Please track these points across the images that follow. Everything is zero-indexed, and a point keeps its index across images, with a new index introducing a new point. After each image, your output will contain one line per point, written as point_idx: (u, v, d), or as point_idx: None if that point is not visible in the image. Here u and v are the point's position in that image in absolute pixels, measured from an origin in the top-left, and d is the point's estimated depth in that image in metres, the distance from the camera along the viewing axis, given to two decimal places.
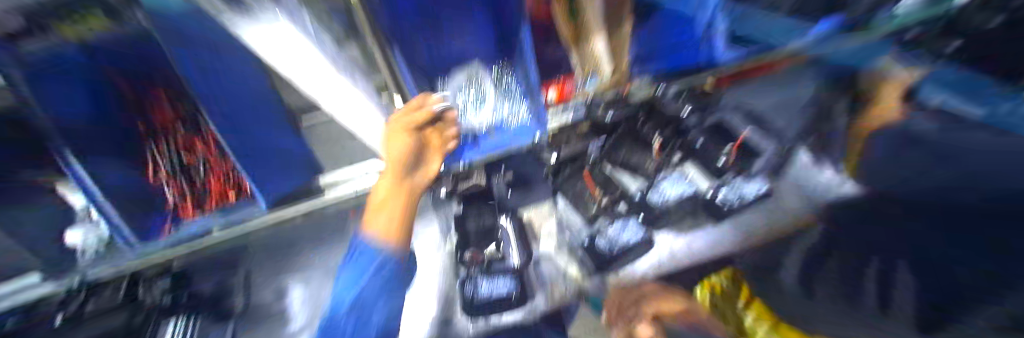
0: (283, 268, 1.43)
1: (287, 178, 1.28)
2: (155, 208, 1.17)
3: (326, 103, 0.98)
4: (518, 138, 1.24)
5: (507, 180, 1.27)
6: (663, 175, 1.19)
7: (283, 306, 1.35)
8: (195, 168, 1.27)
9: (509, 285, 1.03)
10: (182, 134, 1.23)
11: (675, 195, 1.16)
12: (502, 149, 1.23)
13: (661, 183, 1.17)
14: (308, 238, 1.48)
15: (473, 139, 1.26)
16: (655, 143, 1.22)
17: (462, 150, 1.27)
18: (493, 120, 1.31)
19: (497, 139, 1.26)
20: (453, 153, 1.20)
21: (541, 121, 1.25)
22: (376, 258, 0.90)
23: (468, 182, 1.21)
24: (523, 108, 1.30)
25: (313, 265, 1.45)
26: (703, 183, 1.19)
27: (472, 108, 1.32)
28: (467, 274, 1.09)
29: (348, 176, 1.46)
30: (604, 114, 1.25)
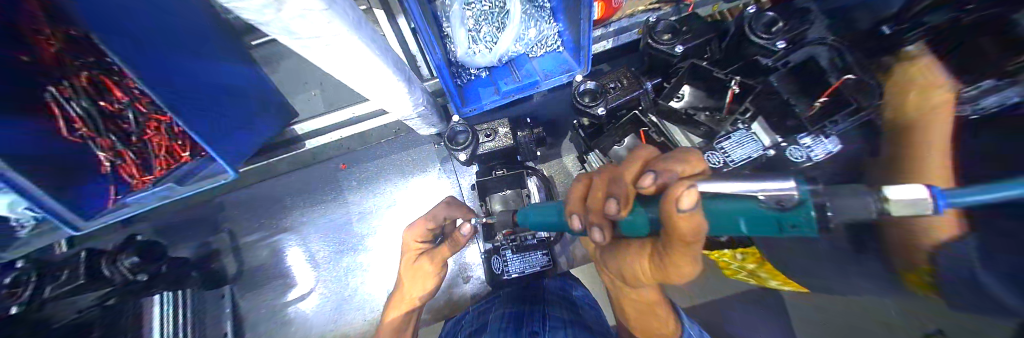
0: (274, 224, 1.34)
1: (252, 127, 1.00)
2: (88, 171, 0.88)
3: (329, 67, 0.56)
4: (551, 77, 1.03)
5: (536, 137, 1.03)
6: (728, 131, 0.94)
7: (284, 264, 1.31)
8: (123, 115, 0.94)
9: (537, 264, 0.95)
10: (86, 74, 0.88)
11: (743, 156, 0.91)
12: (526, 91, 1.03)
13: (727, 142, 0.92)
14: (303, 191, 1.36)
15: (493, 76, 1.08)
16: (732, 88, 0.93)
17: (475, 92, 1.06)
18: (515, 50, 1.03)
19: (523, 76, 1.05)
20: (463, 98, 1.02)
21: (579, 60, 1.02)
22: None
23: (489, 140, 0.94)
24: (553, 34, 1.06)
25: (309, 223, 1.34)
26: (765, 139, 0.93)
27: (493, 32, 1.01)
28: (495, 244, 1.04)
29: (326, 123, 1.20)
30: (672, 46, 0.94)
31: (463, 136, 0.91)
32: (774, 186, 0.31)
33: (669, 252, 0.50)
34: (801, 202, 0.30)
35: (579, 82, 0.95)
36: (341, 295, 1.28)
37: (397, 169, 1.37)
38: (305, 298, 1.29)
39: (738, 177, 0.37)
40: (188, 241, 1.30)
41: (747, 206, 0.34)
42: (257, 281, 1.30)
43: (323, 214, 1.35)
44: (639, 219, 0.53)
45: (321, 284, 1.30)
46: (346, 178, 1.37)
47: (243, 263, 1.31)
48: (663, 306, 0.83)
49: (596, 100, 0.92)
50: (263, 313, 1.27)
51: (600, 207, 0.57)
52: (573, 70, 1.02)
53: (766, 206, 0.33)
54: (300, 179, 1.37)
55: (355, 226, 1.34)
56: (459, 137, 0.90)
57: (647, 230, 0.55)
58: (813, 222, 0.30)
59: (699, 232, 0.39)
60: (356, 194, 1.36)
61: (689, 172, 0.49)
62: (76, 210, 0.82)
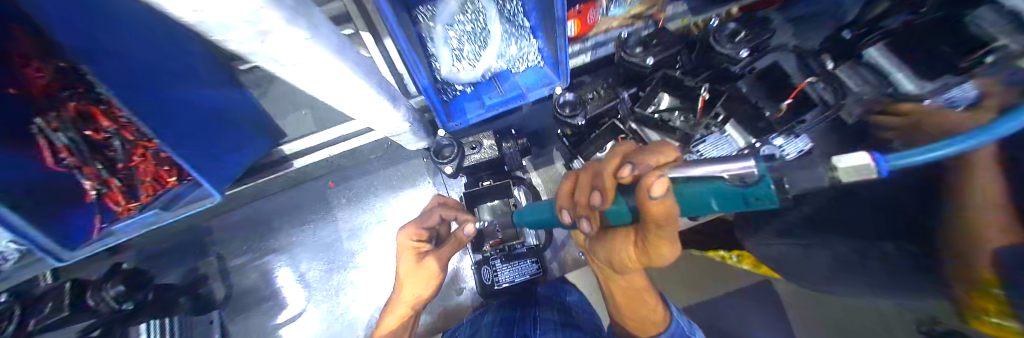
0: (264, 245, 1.33)
1: (241, 149, 1.03)
2: (72, 199, 0.89)
3: (316, 92, 0.60)
4: (533, 90, 1.07)
5: (521, 147, 1.06)
6: (701, 135, 0.99)
7: (274, 284, 1.30)
8: (107, 142, 0.95)
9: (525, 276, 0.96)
10: (73, 104, 0.89)
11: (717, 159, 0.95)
12: (510, 105, 1.06)
13: (702, 145, 0.97)
14: (293, 209, 1.37)
15: (477, 90, 1.11)
16: (702, 96, 0.99)
17: (460, 107, 1.09)
18: (498, 66, 1.09)
19: (506, 90, 1.09)
20: (448, 113, 1.06)
21: (558, 73, 1.07)
22: None
23: (474, 153, 0.97)
24: (533, 50, 1.12)
25: (300, 241, 1.34)
26: (739, 141, 0.96)
27: (476, 51, 1.06)
28: (484, 255, 1.05)
29: (315, 143, 1.21)
30: (643, 58, 1.00)
31: (449, 150, 0.94)
32: (738, 166, 0.40)
33: (645, 234, 0.53)
34: (759, 178, 0.39)
35: (558, 94, 1.00)
36: (333, 312, 1.27)
37: (388, 183, 1.39)
38: (296, 318, 1.27)
39: (705, 162, 0.45)
40: (176, 267, 1.29)
41: (716, 186, 0.44)
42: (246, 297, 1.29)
43: (313, 233, 1.35)
44: (623, 208, 0.58)
45: (312, 303, 1.28)
46: (338, 194, 1.39)
47: (233, 284, 1.29)
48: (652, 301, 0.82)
49: (574, 111, 0.96)
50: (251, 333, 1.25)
51: (586, 200, 0.62)
52: (553, 82, 1.07)
53: (735, 184, 0.41)
54: (290, 199, 1.37)
55: (346, 242, 1.34)
56: (443, 149, 0.93)
57: (631, 217, 0.60)
58: (770, 193, 0.40)
59: (670, 213, 0.46)
60: (347, 210, 1.37)
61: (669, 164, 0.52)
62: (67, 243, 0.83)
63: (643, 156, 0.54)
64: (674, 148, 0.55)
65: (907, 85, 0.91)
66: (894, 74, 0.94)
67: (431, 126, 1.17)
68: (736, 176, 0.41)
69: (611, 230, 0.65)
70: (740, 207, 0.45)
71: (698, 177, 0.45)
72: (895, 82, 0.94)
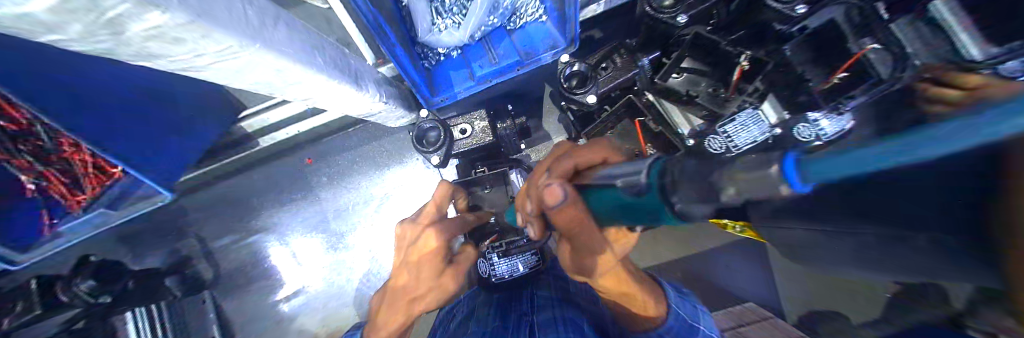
0: (246, 226, 1.27)
1: (189, 133, 0.92)
2: None
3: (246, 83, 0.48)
4: (532, 55, 0.88)
5: (518, 127, 0.92)
6: (732, 113, 0.84)
7: (264, 263, 1.27)
8: (32, 133, 0.81)
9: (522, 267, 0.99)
10: None
11: (748, 141, 0.83)
12: (505, 75, 0.88)
13: (731, 125, 0.83)
14: (271, 190, 1.26)
15: (465, 56, 0.91)
16: (740, 68, 0.80)
17: (445, 76, 0.91)
18: (489, 24, 0.87)
19: (500, 56, 0.90)
20: (430, 85, 0.88)
21: (564, 33, 0.87)
22: None
23: (464, 137, 0.82)
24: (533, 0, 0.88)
25: (283, 221, 1.27)
26: (772, 117, 0.83)
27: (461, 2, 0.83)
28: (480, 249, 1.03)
29: (280, 117, 1.03)
30: (676, 15, 0.79)
31: (433, 135, 0.79)
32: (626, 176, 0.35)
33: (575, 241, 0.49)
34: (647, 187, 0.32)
35: (565, 63, 0.81)
36: (327, 290, 1.26)
37: (371, 161, 1.26)
38: (292, 294, 1.27)
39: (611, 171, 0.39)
40: (158, 248, 1.24)
41: (613, 193, 0.36)
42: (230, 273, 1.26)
43: (297, 214, 1.27)
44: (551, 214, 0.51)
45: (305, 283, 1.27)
46: (317, 172, 1.26)
47: (219, 263, 1.26)
48: (647, 298, 0.70)
49: (585, 85, 0.80)
50: (247, 307, 1.26)
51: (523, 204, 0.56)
52: (558, 45, 0.87)
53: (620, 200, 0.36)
54: (264, 177, 1.26)
55: (334, 223, 1.27)
56: (430, 136, 0.78)
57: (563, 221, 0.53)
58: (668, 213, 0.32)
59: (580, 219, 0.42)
60: (330, 190, 1.27)
61: (602, 165, 0.45)
62: (16, 246, 0.83)
63: (565, 159, 0.48)
64: (602, 149, 0.48)
65: (974, 50, 0.73)
66: (958, 34, 0.75)
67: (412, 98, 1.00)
68: (635, 184, 0.33)
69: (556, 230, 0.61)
70: (646, 221, 0.37)
71: (602, 181, 0.38)
72: (956, 45, 0.75)
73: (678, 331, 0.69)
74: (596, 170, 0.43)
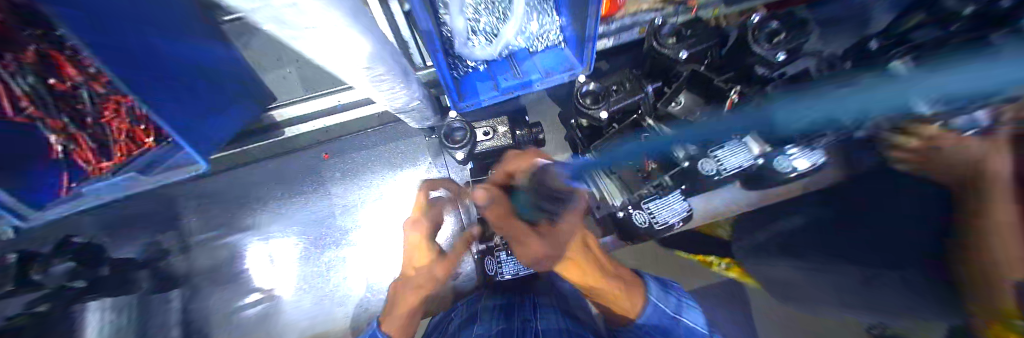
0: (252, 214, 1.28)
1: (225, 112, 0.94)
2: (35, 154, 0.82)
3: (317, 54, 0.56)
4: (553, 74, 1.00)
5: (535, 136, 1.00)
6: (721, 141, 0.97)
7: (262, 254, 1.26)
8: (77, 95, 0.85)
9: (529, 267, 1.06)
10: (34, 50, 0.77)
11: (735, 165, 0.93)
12: (526, 89, 0.99)
13: (721, 151, 0.94)
14: (284, 181, 1.29)
15: (491, 70, 1.03)
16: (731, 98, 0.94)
17: (473, 85, 1.01)
18: (516, 44, 1.00)
19: (523, 72, 1.01)
20: (459, 91, 0.98)
21: (581, 58, 1.00)
22: None
23: (488, 139, 0.91)
24: (555, 29, 1.02)
25: (290, 212, 1.28)
26: (756, 148, 0.95)
27: (495, 24, 0.96)
28: (490, 245, 1.09)
29: (309, 109, 1.11)
30: (677, 51, 0.92)
31: (459, 134, 0.86)
32: None
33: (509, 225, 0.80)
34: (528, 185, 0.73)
35: (581, 82, 0.92)
36: (321, 287, 1.24)
37: (386, 161, 1.31)
38: (284, 289, 1.24)
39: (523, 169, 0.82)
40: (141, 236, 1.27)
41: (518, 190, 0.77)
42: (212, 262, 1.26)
43: (304, 206, 1.29)
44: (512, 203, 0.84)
45: (300, 278, 1.25)
46: (332, 167, 1.31)
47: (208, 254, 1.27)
48: (622, 291, 0.72)
49: (597, 103, 0.89)
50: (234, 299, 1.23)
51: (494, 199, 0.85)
52: (575, 68, 1.00)
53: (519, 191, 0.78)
54: (280, 168, 1.30)
55: (340, 218, 1.29)
56: (456, 135, 0.85)
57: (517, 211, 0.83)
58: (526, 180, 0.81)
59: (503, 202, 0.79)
60: (341, 185, 1.30)
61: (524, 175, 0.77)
62: (29, 203, 0.83)
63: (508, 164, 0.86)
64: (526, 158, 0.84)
65: (928, 108, 0.90)
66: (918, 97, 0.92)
67: (440, 103, 1.10)
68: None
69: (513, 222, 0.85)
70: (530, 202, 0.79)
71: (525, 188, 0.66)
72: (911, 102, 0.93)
73: (665, 326, 0.71)
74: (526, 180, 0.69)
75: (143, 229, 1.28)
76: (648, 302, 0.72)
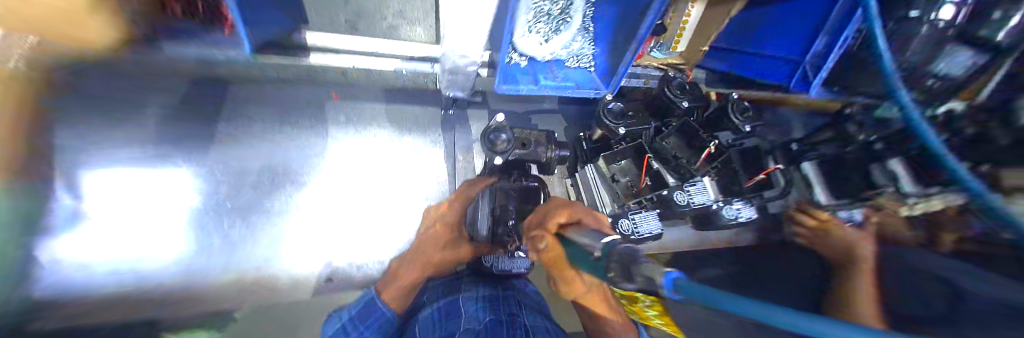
0: (224, 128, 1.12)
1: (267, 19, 0.91)
2: None
3: None
4: (582, 88, 1.17)
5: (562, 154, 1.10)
6: (692, 181, 1.19)
7: (218, 176, 1.08)
8: None
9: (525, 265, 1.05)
10: None
11: (700, 202, 1.16)
12: (559, 91, 1.13)
13: (693, 188, 1.17)
14: (274, 108, 1.18)
15: (530, 67, 1.15)
16: (708, 148, 1.15)
17: (514, 74, 1.11)
18: (558, 54, 1.16)
19: (558, 78, 1.15)
20: (503, 75, 1.07)
21: (607, 82, 1.19)
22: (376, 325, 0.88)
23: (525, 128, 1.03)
24: (590, 53, 1.21)
25: (270, 139, 1.15)
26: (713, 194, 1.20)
27: (550, 30, 1.07)
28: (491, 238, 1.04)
29: (348, 46, 1.07)
30: (680, 100, 1.19)
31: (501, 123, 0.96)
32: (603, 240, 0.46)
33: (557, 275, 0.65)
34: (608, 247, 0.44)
35: (608, 100, 1.12)
36: (280, 231, 1.09)
37: (396, 120, 1.29)
38: (231, 222, 1.06)
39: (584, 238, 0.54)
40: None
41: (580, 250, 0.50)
42: (147, 175, 1.04)
43: (290, 137, 1.17)
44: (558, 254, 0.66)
45: (256, 214, 1.09)
46: (336, 109, 1.24)
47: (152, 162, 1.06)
48: (619, 323, 0.72)
49: (620, 121, 1.08)
50: (163, 221, 1.02)
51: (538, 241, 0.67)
52: (600, 89, 1.20)
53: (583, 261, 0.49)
54: (277, 93, 1.20)
55: (327, 163, 1.18)
56: (501, 140, 0.86)
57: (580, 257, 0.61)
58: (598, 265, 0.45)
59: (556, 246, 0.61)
60: (341, 130, 1.23)
61: (576, 224, 0.61)
62: None
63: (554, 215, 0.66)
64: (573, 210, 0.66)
65: (821, 198, 1.33)
66: (815, 186, 1.35)
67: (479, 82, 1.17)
68: (592, 248, 0.45)
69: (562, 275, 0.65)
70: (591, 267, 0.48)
71: (572, 239, 0.54)
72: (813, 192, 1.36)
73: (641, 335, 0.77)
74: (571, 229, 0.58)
75: (54, 110, 1.01)
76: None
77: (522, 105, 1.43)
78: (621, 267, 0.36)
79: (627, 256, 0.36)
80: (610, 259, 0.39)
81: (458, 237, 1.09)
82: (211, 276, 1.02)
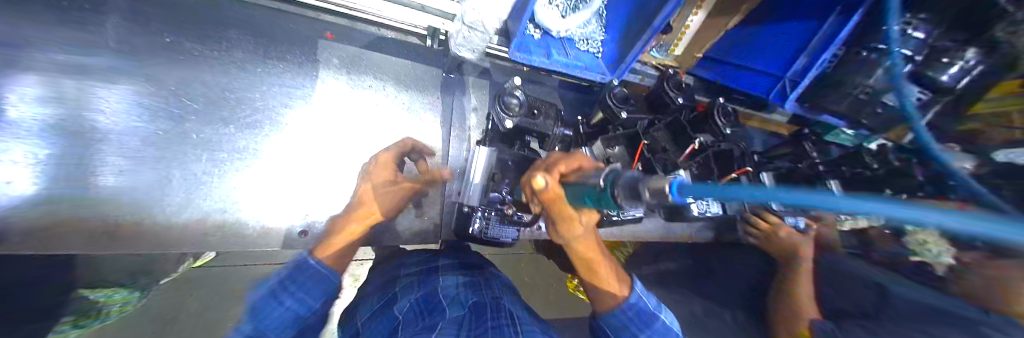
0: (189, 52, 0.97)
1: None
2: None
3: None
4: (589, 70, 1.19)
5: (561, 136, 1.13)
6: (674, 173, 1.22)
7: (178, 103, 0.93)
8: None
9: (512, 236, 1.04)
10: None
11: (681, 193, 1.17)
12: (570, 69, 1.15)
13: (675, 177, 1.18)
14: (252, 38, 1.05)
15: (542, 40, 1.15)
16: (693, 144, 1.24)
17: (529, 46, 1.10)
18: (571, 32, 1.17)
19: (569, 56, 1.17)
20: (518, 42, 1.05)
21: (612, 69, 1.25)
22: (315, 281, 0.81)
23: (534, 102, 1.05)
24: (599, 37, 1.24)
25: (247, 72, 1.02)
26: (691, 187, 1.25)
27: (568, 7, 1.11)
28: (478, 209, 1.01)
29: None
30: (676, 96, 1.26)
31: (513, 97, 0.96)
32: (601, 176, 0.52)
33: (557, 216, 0.65)
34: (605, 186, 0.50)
35: (614, 85, 1.16)
36: (252, 172, 0.98)
37: (393, 74, 1.20)
38: (192, 155, 0.92)
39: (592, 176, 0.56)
40: None
41: (587, 189, 0.54)
42: (68, 87, 0.83)
43: (271, 73, 1.05)
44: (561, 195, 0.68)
45: (222, 153, 0.96)
46: (328, 49, 1.13)
47: (86, 74, 0.86)
48: (614, 275, 0.80)
49: (624, 106, 1.14)
50: (90, 144, 0.83)
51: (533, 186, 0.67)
52: (606, 75, 1.23)
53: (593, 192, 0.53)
54: (257, 23, 1.07)
55: (315, 106, 1.08)
56: (514, 103, 0.94)
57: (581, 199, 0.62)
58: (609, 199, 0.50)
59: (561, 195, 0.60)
60: (332, 72, 1.12)
61: (577, 170, 0.63)
62: None
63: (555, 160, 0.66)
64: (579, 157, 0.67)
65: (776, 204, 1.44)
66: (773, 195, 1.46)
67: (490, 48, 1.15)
68: (595, 181, 0.52)
69: (561, 216, 0.65)
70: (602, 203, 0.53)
71: (579, 180, 0.57)
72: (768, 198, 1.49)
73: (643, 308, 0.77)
74: (574, 174, 0.61)
75: None
76: (634, 291, 0.79)
77: (525, 82, 1.42)
78: (627, 188, 0.46)
79: (630, 182, 0.45)
80: (616, 187, 0.48)
81: (391, 186, 0.97)
82: (164, 218, 0.87)
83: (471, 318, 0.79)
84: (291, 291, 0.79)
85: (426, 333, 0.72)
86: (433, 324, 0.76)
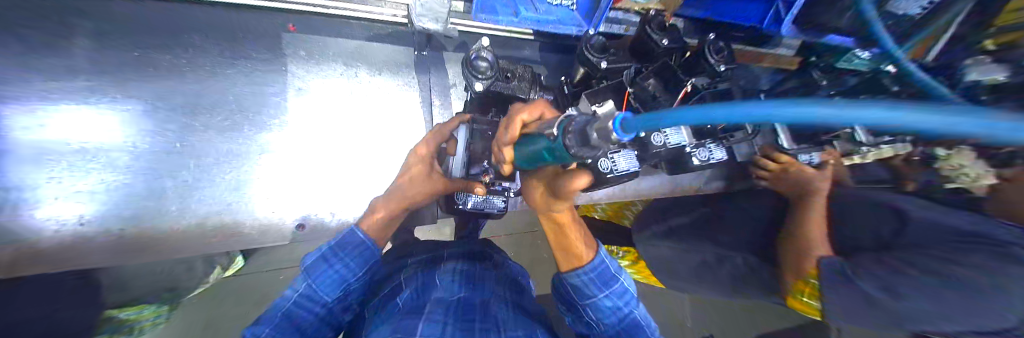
0: (160, 60, 0.97)
1: None
2: None
3: None
4: (563, 24, 1.17)
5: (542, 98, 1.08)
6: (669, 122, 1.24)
7: (158, 113, 0.95)
8: None
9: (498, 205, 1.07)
10: None
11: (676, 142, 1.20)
12: (542, 25, 1.12)
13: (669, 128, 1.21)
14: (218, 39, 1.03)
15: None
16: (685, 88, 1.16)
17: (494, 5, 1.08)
18: None
19: (540, 11, 1.11)
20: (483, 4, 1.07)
21: (589, 20, 1.19)
22: (353, 254, 0.88)
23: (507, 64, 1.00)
24: None
25: (220, 74, 1.02)
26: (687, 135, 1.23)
27: None
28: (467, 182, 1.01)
29: None
30: (661, 38, 1.16)
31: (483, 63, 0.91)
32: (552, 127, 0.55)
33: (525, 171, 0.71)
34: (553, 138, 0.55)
35: (591, 34, 1.10)
36: (239, 175, 1.00)
37: (365, 59, 1.18)
38: (185, 165, 0.96)
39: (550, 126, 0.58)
40: None
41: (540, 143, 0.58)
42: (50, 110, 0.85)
43: (243, 73, 1.05)
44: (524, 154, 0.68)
45: (208, 157, 0.98)
46: (295, 42, 1.11)
47: (63, 94, 0.87)
48: (584, 241, 0.84)
49: (602, 55, 1.08)
50: (84, 163, 0.87)
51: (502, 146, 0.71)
52: (583, 26, 1.19)
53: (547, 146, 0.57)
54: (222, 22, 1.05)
55: (288, 101, 1.08)
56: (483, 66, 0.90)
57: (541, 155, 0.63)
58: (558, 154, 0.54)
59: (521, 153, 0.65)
60: (302, 66, 1.11)
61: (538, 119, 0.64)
62: None
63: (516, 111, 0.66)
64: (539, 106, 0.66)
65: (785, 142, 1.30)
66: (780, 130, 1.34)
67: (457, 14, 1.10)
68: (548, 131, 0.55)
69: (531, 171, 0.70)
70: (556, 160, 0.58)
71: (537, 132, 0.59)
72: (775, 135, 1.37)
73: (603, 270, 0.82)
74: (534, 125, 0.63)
75: None
76: (598, 255, 0.84)
77: (502, 50, 1.36)
78: (578, 134, 0.47)
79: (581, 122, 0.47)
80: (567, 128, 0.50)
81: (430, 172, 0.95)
82: (165, 226, 0.92)
83: (460, 309, 0.75)
84: (340, 257, 0.86)
85: (413, 317, 0.70)
86: (420, 309, 0.73)
